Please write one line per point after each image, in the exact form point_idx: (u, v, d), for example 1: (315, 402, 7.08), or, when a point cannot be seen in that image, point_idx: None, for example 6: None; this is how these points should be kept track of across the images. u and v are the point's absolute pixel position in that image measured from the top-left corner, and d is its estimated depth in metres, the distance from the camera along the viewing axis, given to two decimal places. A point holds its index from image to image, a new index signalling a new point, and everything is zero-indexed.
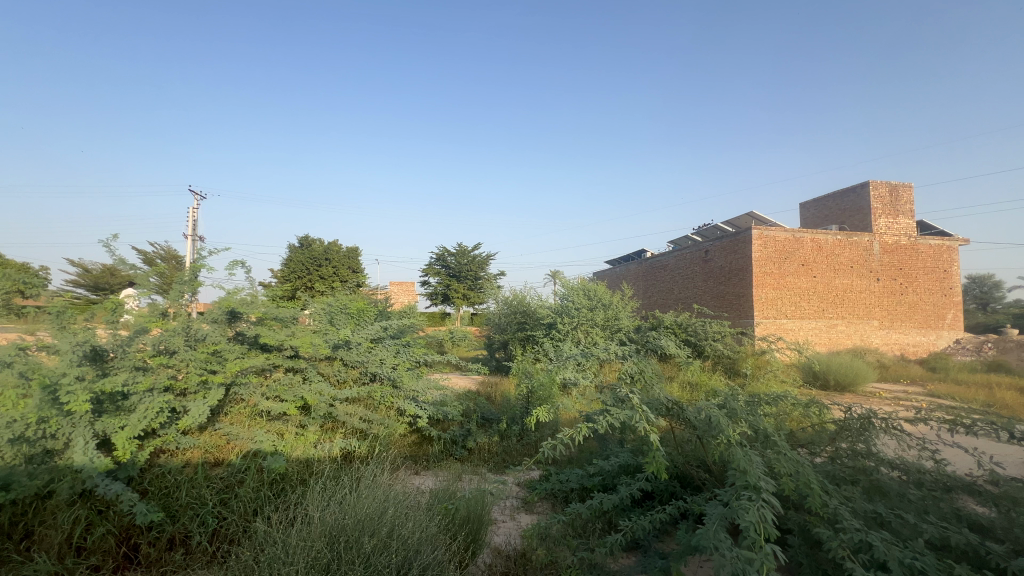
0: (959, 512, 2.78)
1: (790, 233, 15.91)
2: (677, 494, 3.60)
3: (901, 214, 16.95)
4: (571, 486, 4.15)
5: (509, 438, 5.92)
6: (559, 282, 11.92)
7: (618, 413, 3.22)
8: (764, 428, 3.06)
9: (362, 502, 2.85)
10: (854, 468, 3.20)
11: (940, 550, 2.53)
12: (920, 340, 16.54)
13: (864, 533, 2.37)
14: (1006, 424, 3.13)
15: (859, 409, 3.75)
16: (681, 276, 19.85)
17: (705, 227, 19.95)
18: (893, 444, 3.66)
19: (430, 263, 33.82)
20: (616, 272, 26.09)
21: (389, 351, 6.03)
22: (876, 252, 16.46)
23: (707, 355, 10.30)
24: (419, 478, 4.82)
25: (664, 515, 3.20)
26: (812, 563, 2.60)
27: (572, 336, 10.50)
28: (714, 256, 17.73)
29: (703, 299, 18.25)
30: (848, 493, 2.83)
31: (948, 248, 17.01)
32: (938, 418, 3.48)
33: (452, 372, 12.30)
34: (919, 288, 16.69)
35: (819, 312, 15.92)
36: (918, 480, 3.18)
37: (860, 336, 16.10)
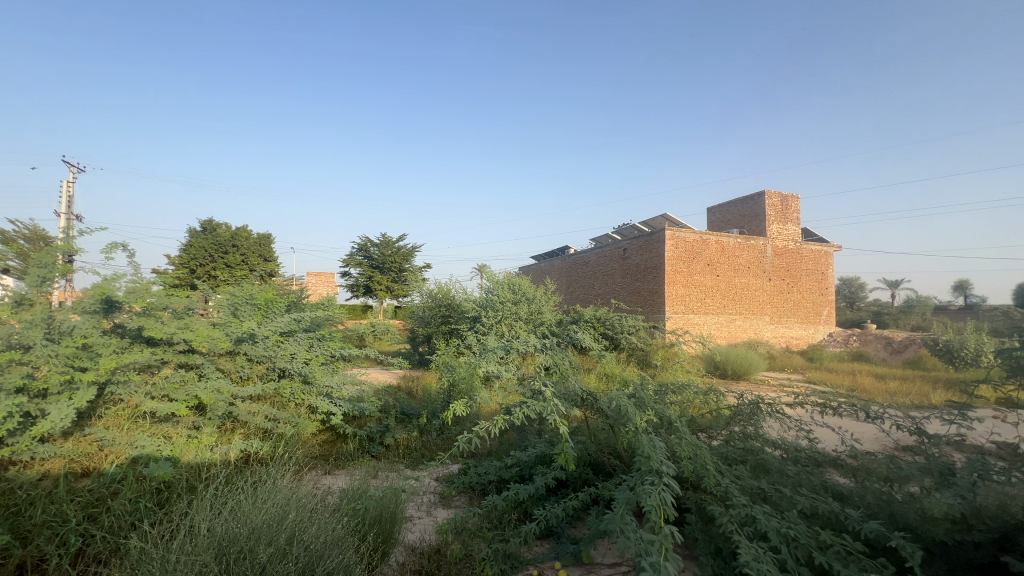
0: (826, 483, 3.15)
1: (698, 235, 17.22)
2: (589, 481, 3.75)
3: (789, 222, 18.93)
4: (488, 478, 4.17)
5: (428, 432, 5.82)
6: (485, 275, 11.92)
7: (533, 405, 3.27)
8: (668, 415, 3.25)
9: (259, 510, 2.62)
10: (744, 449, 3.52)
11: (810, 518, 2.84)
12: (801, 333, 18.71)
13: (749, 507, 2.61)
14: (863, 405, 3.61)
15: (748, 395, 4.17)
16: (601, 272, 20.74)
17: (623, 226, 20.98)
18: (776, 426, 4.12)
19: (351, 253, 32.31)
20: (541, 268, 26.66)
21: (300, 345, 5.68)
22: (768, 255, 18.33)
23: (622, 347, 10.89)
24: (330, 479, 4.56)
25: (576, 502, 3.31)
26: (706, 538, 2.82)
27: (496, 330, 10.55)
28: (631, 255, 18.72)
29: (621, 295, 19.23)
30: (738, 472, 3.10)
31: (826, 253, 19.34)
32: (811, 402, 3.95)
33: (372, 367, 11.90)
34: (801, 288, 18.85)
35: (720, 308, 17.43)
36: (795, 457, 3.57)
37: (754, 330, 17.86)
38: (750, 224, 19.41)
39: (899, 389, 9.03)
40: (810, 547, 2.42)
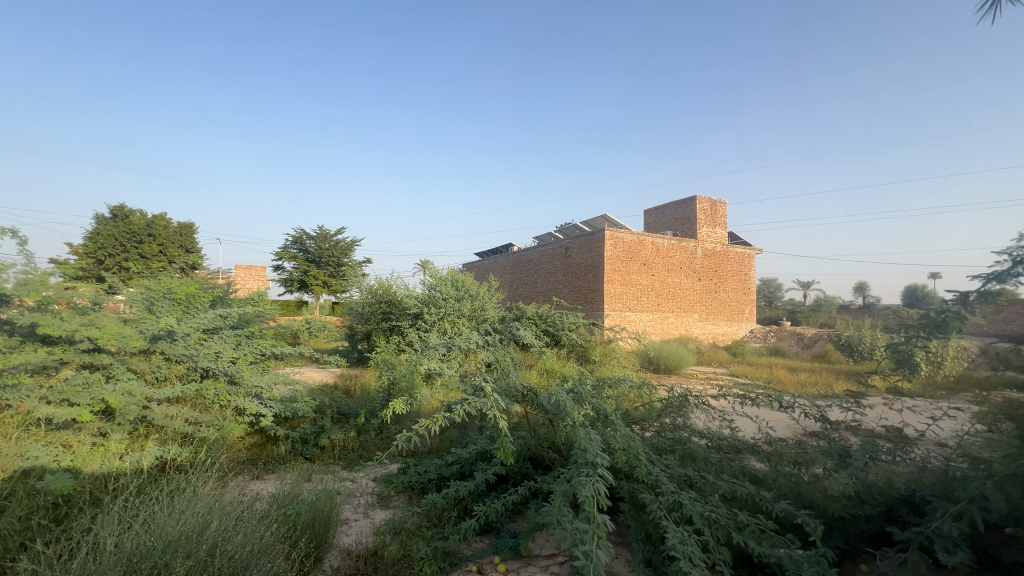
0: (744, 468, 3.42)
1: (635, 236, 17.96)
2: (528, 474, 3.82)
3: (717, 225, 20.19)
4: (428, 477, 4.13)
5: (367, 432, 5.66)
6: (427, 271, 11.73)
7: (474, 401, 3.28)
8: (604, 409, 3.38)
9: (176, 521, 2.42)
10: (673, 439, 3.74)
11: (730, 501, 3.06)
12: (726, 330, 20.09)
13: (677, 493, 2.77)
14: (777, 395, 3.95)
15: (678, 389, 4.43)
16: (544, 270, 21.07)
17: (566, 226, 21.44)
18: (702, 417, 4.42)
19: (285, 246, 30.61)
20: (484, 265, 26.66)
21: (227, 343, 5.31)
22: (698, 257, 19.49)
23: (563, 344, 11.16)
24: (258, 484, 4.32)
25: (516, 496, 3.36)
26: (638, 525, 2.97)
27: (438, 327, 10.44)
28: (573, 253, 19.17)
29: (562, 292, 19.68)
30: (667, 461, 3.29)
31: (748, 256, 20.85)
32: (733, 394, 4.26)
33: (306, 366, 11.37)
34: (727, 288, 20.21)
35: (654, 306, 18.32)
36: (718, 445, 3.84)
37: (684, 327, 18.94)
38: (682, 227, 20.47)
39: (807, 381, 9.95)
40: (728, 528, 2.61)
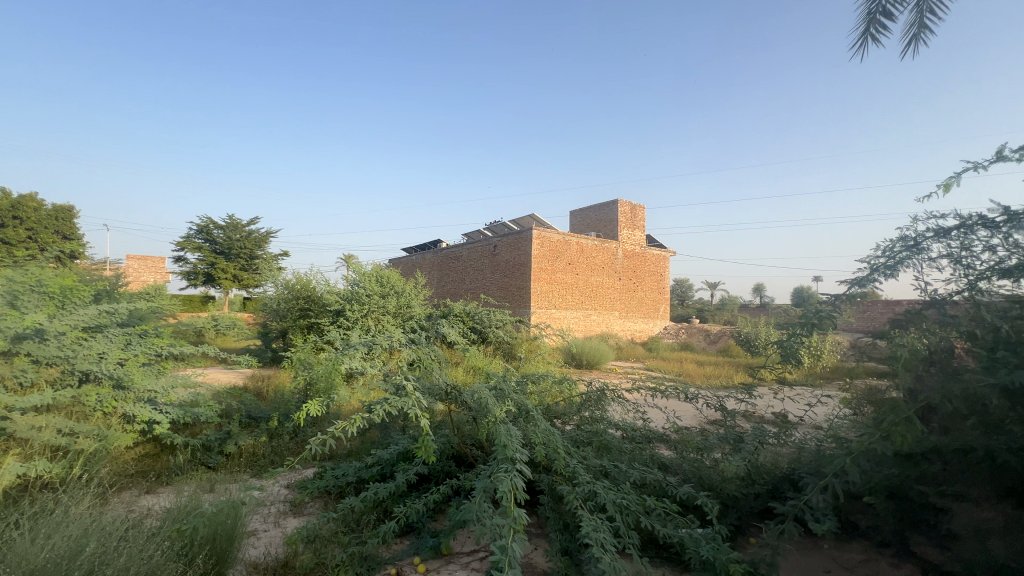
0: (653, 456, 3.66)
1: (562, 236, 18.51)
2: (451, 472, 3.82)
3: (637, 228, 21.35)
4: (347, 480, 3.97)
5: (280, 436, 5.33)
6: (350, 266, 11.25)
7: (396, 401, 3.21)
8: (525, 405, 3.45)
9: (42, 547, 2.12)
10: (591, 431, 3.91)
11: (641, 487, 3.27)
12: (643, 326, 21.36)
13: (592, 483, 2.90)
14: (684, 387, 4.27)
15: (597, 383, 4.64)
16: (472, 267, 21.06)
17: (495, 224, 21.56)
18: (618, 410, 4.67)
19: (188, 236, 27.80)
20: (412, 261, 26.08)
21: (113, 343, 4.74)
22: (619, 257, 20.51)
23: (490, 341, 11.25)
24: (150, 498, 3.91)
25: (437, 495, 3.34)
26: (556, 516, 3.07)
27: (361, 324, 10.06)
28: (501, 251, 19.32)
29: (490, 290, 19.79)
30: (584, 453, 3.43)
31: (664, 257, 22.30)
32: (646, 387, 4.54)
33: (212, 367, 10.46)
34: (644, 287, 21.47)
35: (578, 304, 19.02)
36: (632, 436, 4.07)
37: (606, 324, 19.89)
38: (604, 229, 21.36)
39: (712, 373, 10.87)
40: (637, 513, 2.79)
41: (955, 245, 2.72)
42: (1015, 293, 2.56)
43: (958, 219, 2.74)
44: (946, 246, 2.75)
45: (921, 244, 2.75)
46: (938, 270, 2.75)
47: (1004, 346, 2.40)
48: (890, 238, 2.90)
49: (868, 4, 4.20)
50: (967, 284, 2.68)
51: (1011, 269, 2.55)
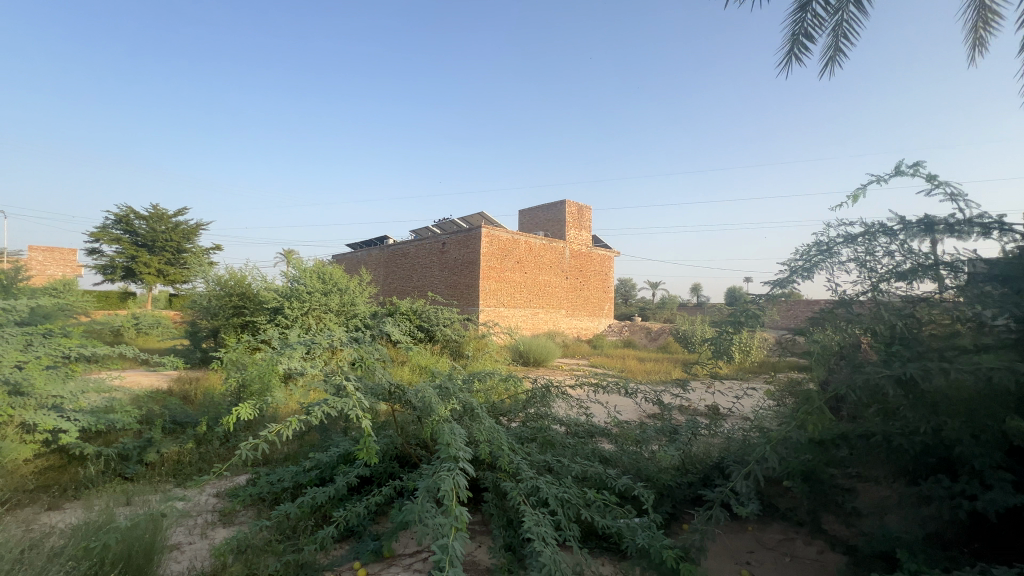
0: (595, 450, 3.78)
1: (511, 234, 18.62)
2: (394, 474, 3.75)
3: (584, 228, 21.87)
4: (282, 486, 3.79)
5: (209, 442, 5.00)
6: (290, 262, 10.72)
7: (335, 402, 3.11)
8: (470, 403, 3.45)
9: None
10: (535, 427, 3.98)
11: (582, 480, 3.36)
12: (589, 324, 21.95)
13: (534, 479, 2.95)
14: (624, 383, 4.43)
15: (542, 381, 4.71)
16: (420, 264, 20.71)
17: (444, 221, 21.33)
18: (563, 406, 4.77)
19: (104, 226, 25.35)
20: (356, 257, 25.25)
21: (10, 344, 4.23)
22: (566, 257, 20.94)
23: (437, 339, 11.13)
24: (55, 515, 3.54)
25: (379, 497, 3.27)
26: (500, 512, 3.10)
27: (301, 322, 9.63)
28: (450, 249, 19.13)
29: (438, 288, 19.54)
30: (528, 449, 3.48)
31: (609, 257, 22.99)
32: (589, 383, 4.68)
33: (131, 370, 9.62)
34: (590, 287, 22.06)
35: (527, 302, 19.23)
36: (575, 431, 4.18)
37: (553, 322, 20.25)
38: (552, 229, 21.70)
39: (652, 369, 11.37)
40: (578, 506, 2.87)
41: (861, 250, 3.00)
42: (909, 294, 2.86)
43: (864, 227, 3.03)
44: (854, 251, 3.03)
45: (832, 249, 3.01)
46: (847, 273, 3.03)
47: (900, 341, 2.69)
48: (807, 243, 3.15)
49: (791, 27, 4.55)
50: (870, 286, 2.97)
51: (906, 273, 2.85)
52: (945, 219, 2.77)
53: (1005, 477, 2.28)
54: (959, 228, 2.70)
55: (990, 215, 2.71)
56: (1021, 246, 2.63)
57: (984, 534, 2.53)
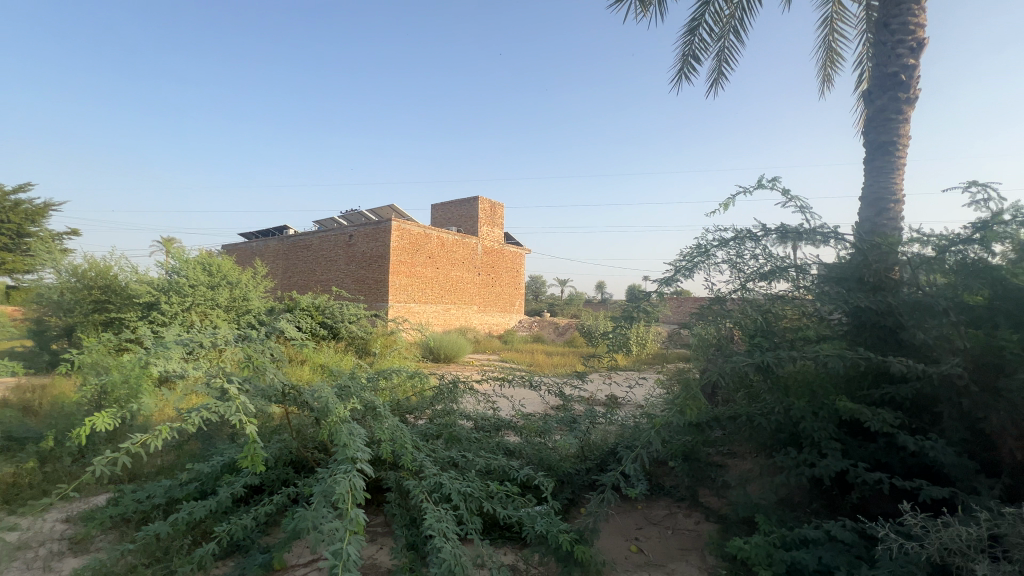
0: (500, 443, 3.85)
1: (423, 229, 18.26)
2: (288, 480, 3.51)
3: (497, 225, 22.12)
4: (153, 503, 3.37)
5: (57, 458, 4.28)
6: (167, 251, 9.51)
7: (217, 406, 2.82)
8: (372, 402, 3.33)
9: None
10: (442, 423, 3.96)
11: (487, 474, 3.41)
12: (500, 320, 22.31)
13: (438, 476, 2.93)
14: (529, 377, 4.57)
15: (449, 377, 4.69)
16: (325, 257, 19.51)
17: (351, 212, 20.31)
18: (470, 401, 4.80)
19: None
20: (250, 248, 23.07)
21: None
22: (479, 253, 21.04)
23: (342, 336, 10.58)
24: None
25: (270, 507, 3.04)
26: (403, 511, 3.04)
27: (181, 319, 8.60)
28: (357, 242, 18.25)
29: (344, 282, 18.57)
30: (433, 446, 3.45)
31: (520, 254, 23.50)
32: (495, 377, 4.74)
33: None
34: (502, 283, 22.38)
35: (438, 298, 19.02)
36: (481, 425, 4.23)
37: (464, 318, 20.29)
38: (465, 225, 21.64)
39: (558, 363, 11.88)
40: (480, 499, 2.91)
41: (732, 252, 3.37)
42: (770, 291, 3.27)
43: (735, 232, 3.41)
44: (726, 254, 3.39)
45: (709, 251, 3.36)
46: (721, 273, 3.39)
47: (761, 333, 3.09)
48: (689, 245, 3.47)
49: (682, 47, 4.99)
50: (739, 284, 3.35)
51: (767, 273, 3.25)
52: (797, 227, 3.20)
53: (836, 445, 2.71)
54: (807, 236, 3.14)
55: (830, 226, 3.20)
56: (852, 252, 3.13)
57: (823, 495, 2.98)
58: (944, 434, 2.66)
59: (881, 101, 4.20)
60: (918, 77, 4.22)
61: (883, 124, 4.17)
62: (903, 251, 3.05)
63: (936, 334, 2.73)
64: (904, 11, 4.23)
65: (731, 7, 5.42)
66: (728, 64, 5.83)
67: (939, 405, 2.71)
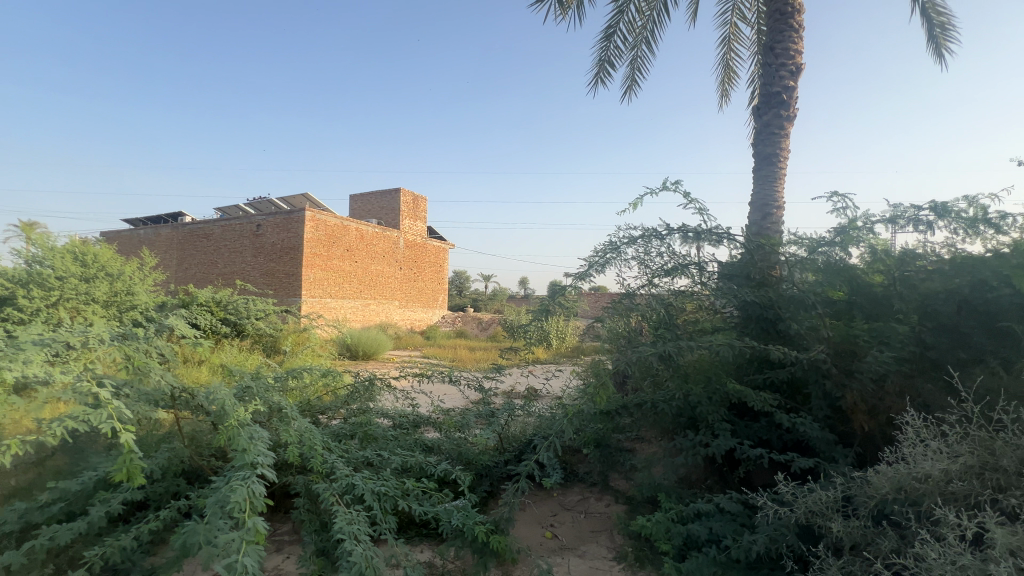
0: (418, 439, 3.79)
1: (340, 220, 17.38)
2: (179, 492, 3.17)
3: (420, 219, 21.66)
4: (4, 531, 2.88)
5: None
6: (27, 237, 8.14)
7: (86, 414, 2.47)
8: (278, 403, 3.11)
9: None
10: (357, 422, 3.80)
11: (404, 471, 3.33)
12: (423, 315, 21.91)
13: (350, 476, 2.80)
14: (448, 372, 4.53)
15: (366, 374, 4.51)
16: (228, 248, 17.86)
17: (260, 200, 18.80)
18: (388, 399, 4.66)
19: None
20: (136, 236, 20.47)
21: None
22: (400, 247, 20.47)
23: (247, 334, 9.76)
24: None
25: (155, 523, 2.73)
26: (312, 516, 2.88)
27: (46, 317, 7.43)
28: (265, 232, 16.90)
29: (251, 275, 17.14)
30: (346, 447, 3.31)
31: (444, 249, 23.24)
32: (415, 373, 4.64)
33: None
34: (425, 277, 21.97)
35: (357, 293, 18.24)
36: (399, 423, 4.12)
37: (385, 313, 19.66)
38: (386, 217, 20.90)
39: (480, 358, 11.92)
40: (396, 497, 2.84)
41: (641, 250, 3.58)
42: (673, 287, 3.52)
43: (643, 231, 3.62)
44: (635, 251, 3.60)
45: (619, 248, 3.54)
46: (630, 268, 3.59)
47: (664, 326, 3.33)
48: (602, 242, 3.63)
49: (599, 52, 5.19)
50: (646, 280, 3.56)
51: (671, 270, 3.49)
52: (696, 228, 3.48)
53: (726, 426, 3.01)
54: (704, 235, 3.43)
55: (724, 227, 3.51)
56: (741, 251, 3.47)
57: (716, 472, 3.27)
58: (812, 411, 3.04)
59: (767, 118, 4.70)
60: (797, 97, 4.76)
61: (768, 138, 4.67)
62: (782, 252, 3.43)
63: (807, 325, 3.11)
64: (786, 38, 4.75)
65: (643, 19, 5.74)
66: (640, 72, 6.17)
67: (808, 387, 3.09)
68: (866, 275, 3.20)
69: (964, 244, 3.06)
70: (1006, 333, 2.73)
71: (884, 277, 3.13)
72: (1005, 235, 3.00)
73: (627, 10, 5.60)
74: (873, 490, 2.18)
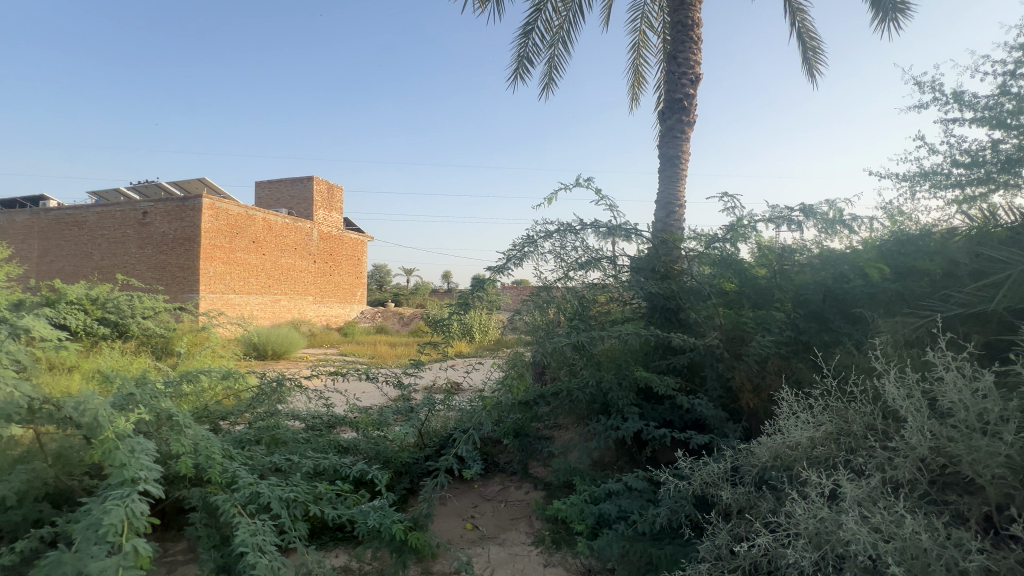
0: (332, 440, 3.62)
1: (244, 209, 15.99)
2: (42, 519, 2.75)
3: (335, 209, 20.52)
4: None
5: None
6: None
7: None
8: (167, 410, 2.81)
9: None
10: (262, 426, 3.54)
11: (316, 474, 3.17)
12: (339, 311, 20.86)
13: (255, 484, 2.61)
14: (365, 368, 4.35)
15: (273, 374, 4.20)
16: (106, 238, 15.69)
17: (146, 184, 16.71)
18: (299, 399, 4.38)
19: None
20: None
21: None
22: (314, 239, 19.29)
23: (131, 335, 8.65)
24: None
25: (11, 557, 2.35)
26: (211, 531, 2.65)
27: None
28: (152, 220, 15.07)
29: (137, 269, 15.24)
30: (250, 453, 3.07)
31: (362, 242, 22.26)
32: (328, 372, 4.40)
33: None
34: (341, 271, 20.89)
35: (265, 288, 16.93)
36: (312, 424, 3.90)
37: (297, 310, 18.46)
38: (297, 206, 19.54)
39: (402, 354, 11.61)
40: (306, 502, 2.69)
41: (557, 244, 3.69)
42: (586, 280, 3.68)
43: (558, 225, 3.73)
44: (552, 244, 3.70)
45: (536, 242, 3.62)
46: (547, 262, 3.69)
47: (578, 317, 3.47)
48: (520, 236, 3.69)
49: (517, 48, 5.24)
50: (562, 273, 3.68)
51: (584, 263, 3.65)
52: (607, 223, 3.66)
53: (634, 409, 3.21)
54: (614, 231, 3.62)
55: (632, 223, 3.72)
56: (648, 246, 3.71)
57: (626, 452, 3.49)
58: (708, 392, 3.35)
59: (670, 122, 5.06)
60: (696, 104, 5.16)
61: (671, 140, 5.03)
62: (683, 247, 3.71)
63: (703, 314, 3.41)
64: (687, 48, 5.13)
65: (560, 18, 5.88)
66: (557, 69, 6.31)
67: (704, 370, 3.39)
68: (752, 268, 3.57)
69: (827, 242, 3.52)
70: (857, 317, 3.19)
71: (766, 270, 3.51)
72: (857, 235, 3.49)
73: (544, 9, 5.70)
74: (756, 459, 2.45)
